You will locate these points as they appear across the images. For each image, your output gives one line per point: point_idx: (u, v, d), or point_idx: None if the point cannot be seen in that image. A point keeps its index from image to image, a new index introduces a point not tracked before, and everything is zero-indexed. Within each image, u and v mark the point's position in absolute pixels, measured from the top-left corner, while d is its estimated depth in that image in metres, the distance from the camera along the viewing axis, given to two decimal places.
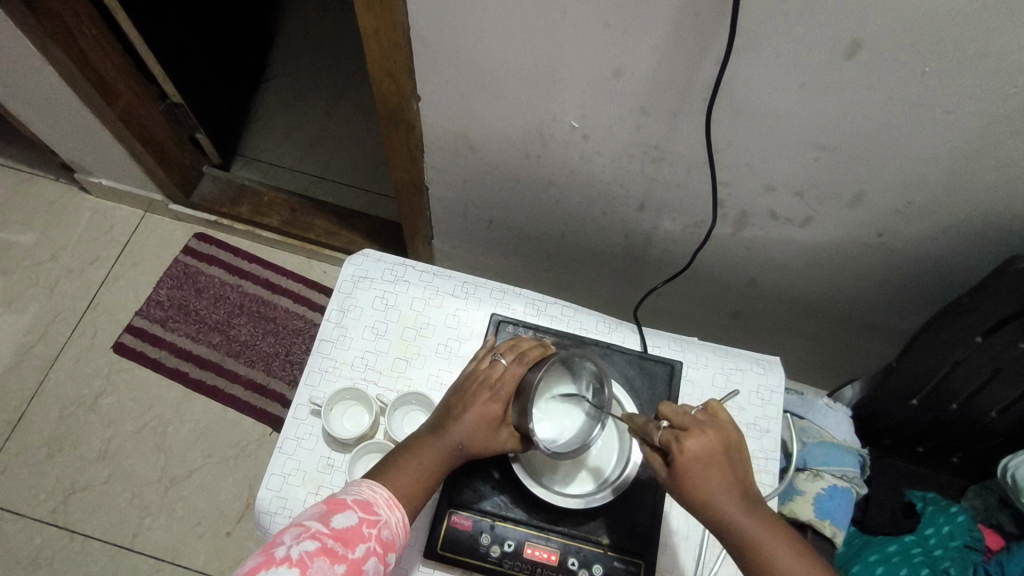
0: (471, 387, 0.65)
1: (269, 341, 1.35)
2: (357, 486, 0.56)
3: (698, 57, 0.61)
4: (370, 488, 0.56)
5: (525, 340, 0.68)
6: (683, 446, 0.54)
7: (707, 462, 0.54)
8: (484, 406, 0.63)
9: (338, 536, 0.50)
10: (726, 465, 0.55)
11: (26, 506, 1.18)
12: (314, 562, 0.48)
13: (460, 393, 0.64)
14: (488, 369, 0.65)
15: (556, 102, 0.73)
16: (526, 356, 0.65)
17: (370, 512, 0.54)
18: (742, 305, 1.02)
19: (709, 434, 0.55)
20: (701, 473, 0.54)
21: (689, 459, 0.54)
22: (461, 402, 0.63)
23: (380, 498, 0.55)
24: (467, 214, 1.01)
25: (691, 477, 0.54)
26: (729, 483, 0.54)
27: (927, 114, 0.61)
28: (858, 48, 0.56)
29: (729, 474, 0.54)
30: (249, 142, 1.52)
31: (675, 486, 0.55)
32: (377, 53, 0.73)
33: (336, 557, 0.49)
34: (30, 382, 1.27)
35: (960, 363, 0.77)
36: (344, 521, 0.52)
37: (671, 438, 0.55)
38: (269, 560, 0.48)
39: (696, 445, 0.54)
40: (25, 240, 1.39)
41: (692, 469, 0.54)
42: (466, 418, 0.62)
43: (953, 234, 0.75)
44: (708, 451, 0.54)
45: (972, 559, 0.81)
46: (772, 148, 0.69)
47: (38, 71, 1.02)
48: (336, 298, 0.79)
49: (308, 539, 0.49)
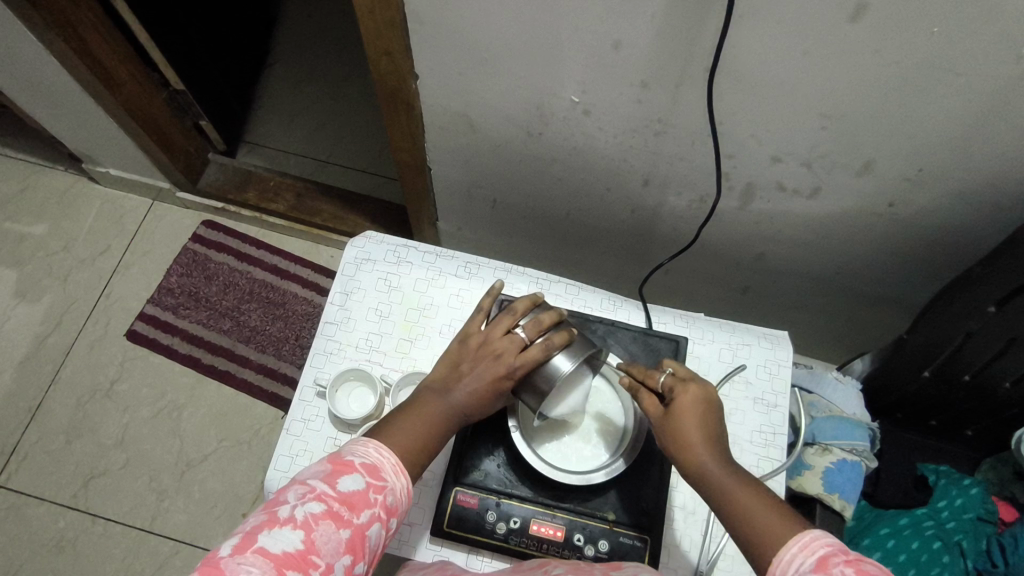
0: (483, 356, 0.62)
1: (279, 326, 1.36)
2: (364, 446, 0.55)
3: (699, 26, 0.59)
4: (377, 450, 0.55)
5: (549, 315, 0.63)
6: (684, 392, 0.58)
7: (703, 410, 0.57)
8: (493, 382, 0.61)
9: (345, 500, 0.50)
10: (716, 418, 0.57)
11: (49, 492, 1.20)
12: (318, 525, 0.47)
13: (470, 359, 0.63)
14: (508, 345, 0.62)
15: (557, 77, 0.71)
16: (551, 339, 0.61)
17: (377, 478, 0.53)
18: (751, 280, 1.00)
19: (711, 388, 0.58)
20: (694, 414, 0.56)
21: (687, 399, 0.57)
22: (471, 371, 0.62)
23: (387, 464, 0.54)
24: (471, 194, 1.01)
25: (686, 418, 0.56)
26: (715, 434, 0.56)
27: (939, 77, 0.59)
28: (864, 10, 0.54)
29: (714, 429, 0.56)
30: (254, 129, 1.52)
31: (666, 426, 0.57)
32: (373, 32, 0.72)
33: (341, 522, 0.48)
34: (47, 371, 1.29)
35: (973, 335, 0.75)
36: (350, 485, 0.51)
37: (675, 384, 0.59)
38: (273, 520, 0.47)
39: (695, 394, 0.58)
40: (37, 231, 1.41)
41: (688, 408, 0.57)
42: (473, 389, 0.61)
43: (966, 202, 0.74)
44: (705, 399, 0.58)
45: (986, 531, 0.81)
46: (777, 118, 0.68)
47: (40, 63, 1.02)
48: (339, 280, 0.79)
49: (313, 501, 0.49)
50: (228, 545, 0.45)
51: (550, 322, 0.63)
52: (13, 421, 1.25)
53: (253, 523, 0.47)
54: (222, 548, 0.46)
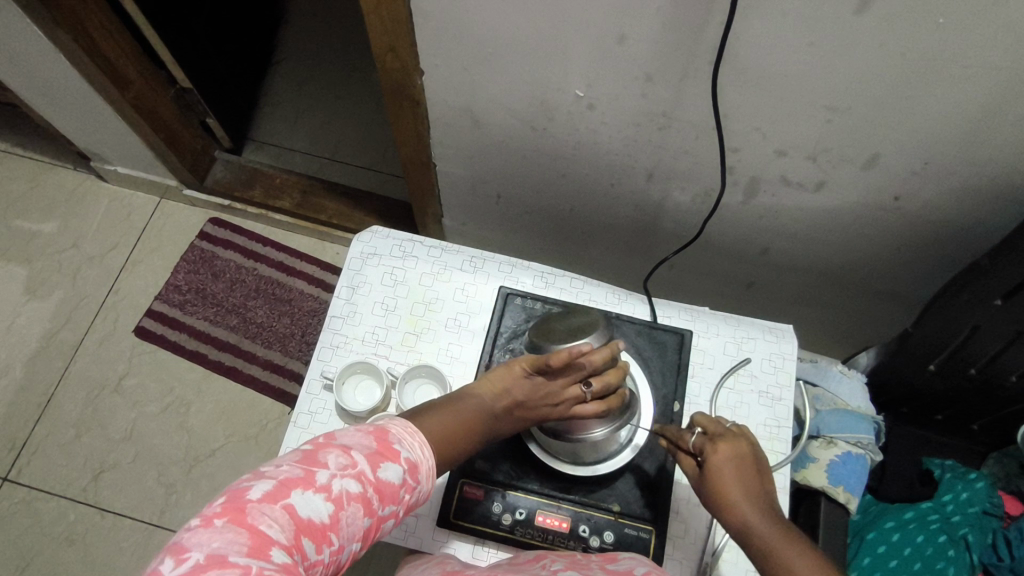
0: (541, 404, 0.62)
1: (286, 323, 1.37)
2: (411, 436, 0.52)
3: (703, 19, 0.59)
4: (421, 447, 0.52)
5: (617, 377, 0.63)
6: (716, 450, 0.59)
7: (737, 466, 0.58)
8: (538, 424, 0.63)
9: (379, 489, 0.47)
10: (753, 473, 0.58)
11: (58, 486, 1.22)
12: (348, 506, 0.45)
13: (526, 402, 0.61)
14: (570, 398, 0.62)
15: (562, 71, 0.72)
16: (610, 409, 0.63)
17: (413, 477, 0.50)
18: (756, 274, 1.01)
19: (742, 442, 0.59)
20: (728, 471, 0.58)
21: (717, 457, 0.59)
22: (522, 412, 0.62)
23: (425, 464, 0.51)
24: (475, 189, 1.01)
25: (718, 477, 0.58)
26: (751, 487, 0.57)
27: (943, 69, 0.59)
28: (867, 2, 0.54)
29: (749, 482, 0.57)
30: (260, 126, 1.53)
31: (702, 486, 0.59)
32: (379, 28, 0.72)
33: (368, 510, 0.46)
34: (57, 367, 1.31)
35: (979, 327, 0.75)
36: (389, 474, 0.48)
37: (705, 442, 0.60)
38: (309, 481, 0.44)
39: (723, 453, 0.59)
40: (46, 229, 1.42)
41: (720, 465, 0.58)
42: (519, 425, 0.63)
43: (971, 195, 0.74)
44: (738, 455, 0.59)
45: (993, 526, 0.81)
46: (781, 111, 0.68)
47: (48, 61, 1.03)
48: (345, 275, 0.79)
49: (351, 479, 0.46)
50: (261, 490, 0.42)
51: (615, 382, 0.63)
52: (23, 416, 1.26)
53: (290, 476, 0.44)
54: (252, 487, 0.43)
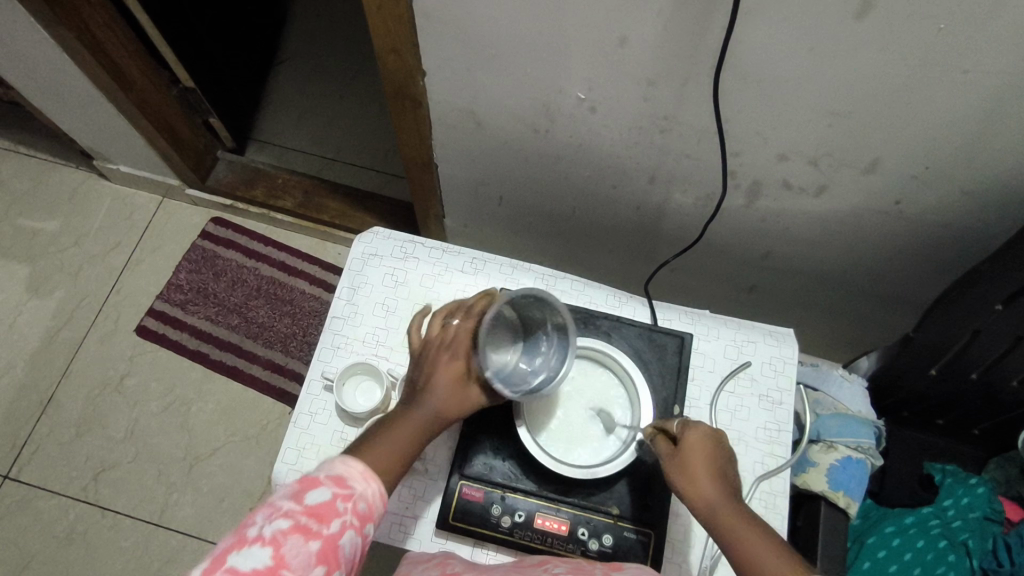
0: (432, 354, 0.63)
1: (287, 323, 1.37)
2: (330, 462, 0.54)
3: (704, 23, 0.59)
4: (344, 462, 0.54)
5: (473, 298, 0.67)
6: (691, 434, 0.59)
7: (709, 451, 0.59)
8: (448, 368, 0.62)
9: (312, 513, 0.49)
10: (727, 465, 0.59)
11: (59, 484, 1.22)
12: (287, 540, 0.47)
13: (421, 365, 0.63)
14: (446, 336, 0.64)
15: (563, 74, 0.72)
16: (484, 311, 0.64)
17: (344, 487, 0.52)
18: (757, 278, 1.00)
19: (717, 431, 0.60)
20: (705, 458, 0.58)
21: (697, 442, 0.59)
22: (426, 374, 0.62)
23: (354, 472, 0.53)
24: (477, 191, 1.01)
25: (693, 461, 0.58)
26: (722, 476, 0.58)
27: (944, 75, 0.59)
28: (869, 7, 0.54)
29: (722, 472, 0.58)
30: (262, 126, 1.53)
31: (673, 466, 0.59)
32: (381, 30, 0.72)
33: (310, 534, 0.48)
34: (58, 365, 1.31)
35: (980, 332, 0.75)
36: (317, 497, 0.50)
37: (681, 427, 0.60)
38: (241, 540, 0.46)
39: (699, 436, 0.59)
40: (49, 227, 1.42)
41: (698, 450, 0.58)
42: (435, 383, 0.61)
43: (973, 200, 0.74)
44: (716, 444, 0.59)
45: (993, 531, 0.80)
46: (783, 115, 0.68)
47: (53, 60, 1.03)
48: (347, 276, 0.80)
49: (280, 518, 0.48)
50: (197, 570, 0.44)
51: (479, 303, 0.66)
52: (24, 415, 1.27)
53: (222, 547, 0.46)
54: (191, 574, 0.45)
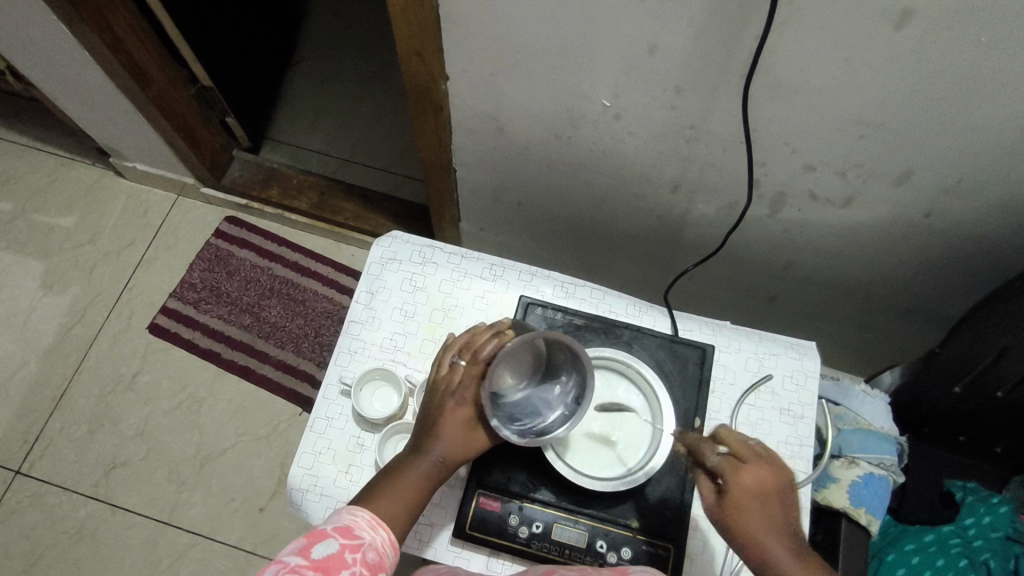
0: (437, 398, 0.63)
1: (299, 323, 1.37)
2: (336, 515, 0.54)
3: (737, 31, 0.58)
4: (348, 513, 0.55)
5: (478, 333, 0.64)
6: (738, 478, 0.55)
7: (760, 497, 0.54)
8: (454, 413, 0.62)
9: (320, 565, 0.48)
10: (778, 505, 0.54)
11: (70, 481, 1.22)
12: None
13: (428, 408, 0.63)
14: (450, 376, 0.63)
15: (589, 80, 0.71)
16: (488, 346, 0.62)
17: (352, 537, 0.52)
18: (776, 288, 0.99)
19: (767, 469, 0.55)
20: (751, 504, 0.54)
21: (741, 489, 0.54)
22: (433, 418, 0.62)
23: (361, 522, 0.54)
24: (495, 196, 1.01)
25: (742, 509, 0.54)
26: (777, 521, 0.54)
27: (982, 87, 0.58)
28: (908, 17, 0.53)
29: (776, 516, 0.54)
30: (278, 126, 1.53)
31: (721, 514, 0.55)
32: (406, 33, 0.72)
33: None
34: (71, 361, 1.31)
35: (1010, 349, 0.73)
36: (324, 550, 0.50)
37: (727, 467, 0.56)
38: None
39: (748, 479, 0.55)
40: (64, 223, 1.43)
41: (742, 499, 0.54)
42: (440, 431, 0.61)
43: (1005, 214, 0.72)
44: (762, 485, 0.55)
45: (1015, 551, 0.79)
46: (813, 125, 0.67)
47: (73, 56, 1.03)
48: (365, 280, 0.79)
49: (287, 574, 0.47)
50: None
51: (483, 338, 0.64)
52: (37, 410, 1.27)
53: None
54: None
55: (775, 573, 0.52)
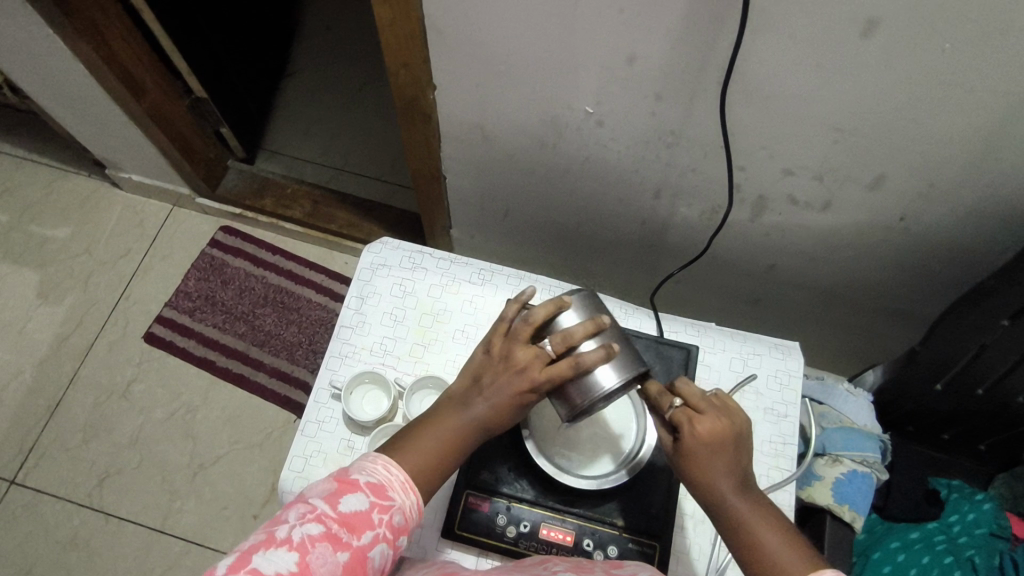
0: (504, 372, 0.58)
1: (293, 331, 1.38)
2: (374, 462, 0.53)
3: (712, 40, 0.60)
4: (385, 468, 0.53)
5: (579, 327, 0.57)
6: (694, 429, 0.55)
7: (715, 446, 0.55)
8: (520, 397, 0.57)
9: (345, 521, 0.48)
10: (732, 451, 0.55)
11: (64, 490, 1.22)
12: (315, 547, 0.46)
13: (491, 375, 0.58)
14: (532, 361, 0.57)
15: (572, 89, 0.73)
16: (586, 358, 0.55)
17: (383, 497, 0.51)
18: (761, 291, 1.01)
19: (722, 420, 0.56)
20: (705, 454, 0.55)
21: (695, 439, 0.55)
22: (493, 388, 0.58)
23: (395, 481, 0.52)
24: (484, 203, 1.02)
25: (698, 458, 0.55)
26: (731, 467, 0.55)
27: (948, 93, 0.60)
28: (875, 26, 0.55)
29: (730, 464, 0.55)
30: (272, 136, 1.55)
31: (676, 461, 0.57)
32: (393, 44, 0.74)
33: (339, 544, 0.47)
34: (66, 370, 1.32)
35: (986, 347, 0.74)
36: (353, 504, 0.49)
37: (683, 418, 0.56)
38: (269, 540, 0.46)
39: (706, 430, 0.55)
40: (59, 234, 1.44)
41: (696, 448, 0.55)
42: (497, 404, 0.57)
43: (978, 218, 0.74)
44: (717, 435, 0.55)
45: (999, 547, 0.80)
46: (789, 131, 0.69)
47: (69, 70, 1.05)
48: (356, 285, 0.80)
49: (311, 522, 0.47)
50: (222, 566, 0.44)
51: (583, 333, 0.57)
52: (31, 420, 1.27)
53: (249, 544, 0.46)
54: (216, 567, 0.45)
55: (722, 515, 0.54)
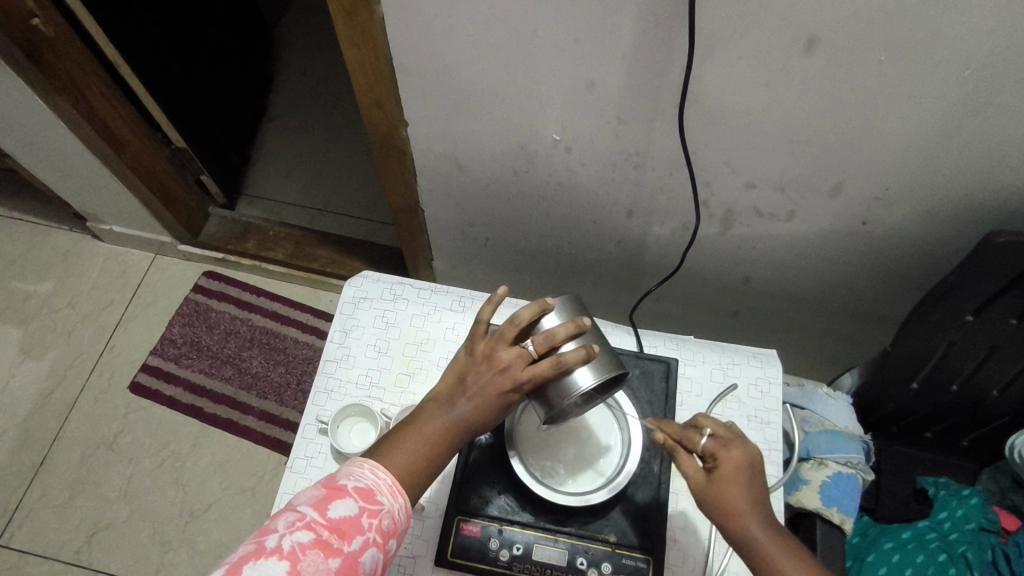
0: (486, 373, 0.59)
1: (281, 372, 1.38)
2: (361, 467, 0.54)
3: (666, 64, 0.64)
4: (373, 472, 0.54)
5: (560, 328, 0.58)
6: (728, 455, 0.57)
7: (746, 474, 0.57)
8: (501, 398, 0.58)
9: (334, 527, 0.49)
10: (760, 481, 0.57)
11: (51, 549, 1.20)
12: (305, 554, 0.47)
13: (473, 375, 0.59)
14: (514, 360, 0.58)
15: (539, 117, 0.76)
16: (565, 358, 0.56)
17: (372, 502, 0.52)
18: (739, 303, 1.03)
19: (752, 448, 0.58)
20: (738, 480, 0.57)
21: (731, 465, 0.57)
22: (475, 388, 0.58)
23: (383, 485, 0.53)
24: (463, 233, 1.04)
25: (727, 484, 0.56)
26: (757, 496, 0.57)
27: (891, 101, 0.63)
28: (815, 42, 0.59)
29: (756, 493, 0.57)
30: (252, 181, 1.57)
31: (705, 489, 0.57)
32: (364, 84, 0.77)
33: (330, 551, 0.48)
34: (52, 426, 1.30)
35: (955, 342, 0.77)
36: (342, 510, 0.50)
37: (716, 445, 0.58)
38: (260, 550, 0.48)
39: (738, 457, 0.57)
40: (42, 289, 1.44)
41: (729, 474, 0.57)
42: (479, 403, 0.58)
43: (935, 218, 0.77)
44: (748, 463, 0.58)
45: (990, 541, 0.81)
46: (747, 145, 0.72)
47: (48, 125, 1.07)
48: (338, 320, 0.81)
49: (301, 530, 0.48)
50: None
51: (564, 334, 0.58)
52: (16, 479, 1.25)
53: (240, 554, 0.47)
54: None
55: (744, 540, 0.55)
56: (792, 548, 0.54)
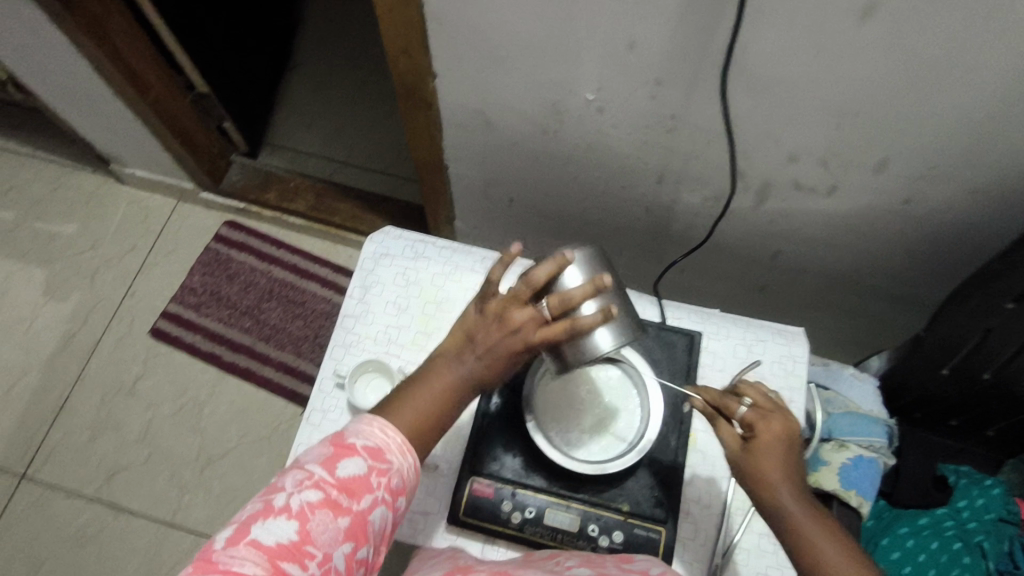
0: (496, 331, 0.57)
1: (299, 325, 1.38)
2: (369, 424, 0.53)
3: (712, 23, 0.60)
4: (382, 430, 0.53)
5: (575, 289, 0.55)
6: (767, 426, 0.56)
7: (784, 446, 0.56)
8: (513, 357, 0.57)
9: (343, 487, 0.49)
10: (795, 454, 0.56)
11: (74, 486, 1.23)
12: (315, 514, 0.47)
13: (483, 332, 0.58)
14: (525, 322, 0.56)
15: (573, 75, 0.72)
16: (580, 324, 0.54)
17: (380, 460, 0.51)
18: (768, 278, 1.00)
19: (790, 420, 0.57)
20: (774, 451, 0.55)
21: (769, 436, 0.55)
22: (485, 346, 0.57)
23: (391, 444, 0.53)
24: (487, 192, 1.02)
25: (765, 455, 0.55)
26: (793, 470, 0.55)
27: (951, 73, 0.59)
28: (874, 7, 0.54)
29: (791, 466, 0.55)
30: (275, 131, 1.55)
31: (743, 459, 0.56)
32: (393, 31, 0.73)
33: (339, 510, 0.48)
34: (75, 366, 1.33)
35: (992, 331, 0.74)
36: (350, 469, 0.50)
37: (756, 417, 0.56)
38: (267, 509, 0.47)
39: (777, 430, 0.56)
40: (66, 231, 1.45)
41: (769, 444, 0.55)
42: (490, 362, 0.57)
43: (984, 200, 0.73)
44: (785, 435, 0.56)
45: (1009, 532, 0.79)
46: (792, 114, 0.68)
47: (73, 65, 1.06)
48: (358, 275, 0.80)
49: (309, 489, 0.48)
50: (222, 538, 0.45)
51: (580, 296, 0.55)
52: (40, 416, 1.29)
53: (247, 514, 0.47)
54: (217, 540, 0.46)
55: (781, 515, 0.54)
56: (828, 525, 0.52)
